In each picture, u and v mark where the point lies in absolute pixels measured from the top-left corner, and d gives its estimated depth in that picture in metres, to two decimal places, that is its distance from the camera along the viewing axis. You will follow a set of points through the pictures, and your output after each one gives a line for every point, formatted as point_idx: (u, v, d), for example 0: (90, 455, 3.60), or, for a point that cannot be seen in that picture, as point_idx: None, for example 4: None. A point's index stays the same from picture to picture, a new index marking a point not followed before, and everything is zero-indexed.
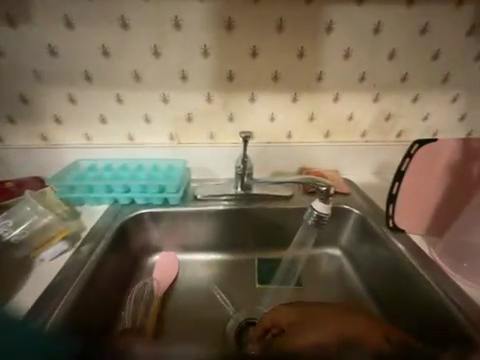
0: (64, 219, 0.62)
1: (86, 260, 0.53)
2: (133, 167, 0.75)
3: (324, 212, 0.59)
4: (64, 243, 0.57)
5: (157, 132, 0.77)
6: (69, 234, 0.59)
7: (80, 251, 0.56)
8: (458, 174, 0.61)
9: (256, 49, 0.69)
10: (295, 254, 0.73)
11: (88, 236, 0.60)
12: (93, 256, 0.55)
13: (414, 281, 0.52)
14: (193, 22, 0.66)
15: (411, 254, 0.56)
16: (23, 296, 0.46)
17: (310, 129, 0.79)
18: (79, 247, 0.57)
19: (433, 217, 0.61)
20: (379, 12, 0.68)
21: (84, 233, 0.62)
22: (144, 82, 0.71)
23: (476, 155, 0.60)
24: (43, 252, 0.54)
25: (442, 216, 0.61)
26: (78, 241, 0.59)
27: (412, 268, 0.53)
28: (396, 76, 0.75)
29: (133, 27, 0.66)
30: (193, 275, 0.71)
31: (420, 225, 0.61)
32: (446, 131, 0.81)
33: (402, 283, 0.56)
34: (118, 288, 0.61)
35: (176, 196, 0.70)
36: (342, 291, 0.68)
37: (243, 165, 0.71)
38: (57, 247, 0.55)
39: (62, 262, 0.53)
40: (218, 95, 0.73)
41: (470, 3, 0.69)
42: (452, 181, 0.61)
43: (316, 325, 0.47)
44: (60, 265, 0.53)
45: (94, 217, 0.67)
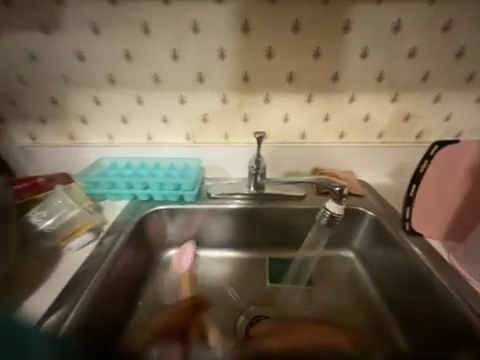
0: (90, 212, 0.65)
1: (105, 255, 0.56)
2: (152, 165, 0.78)
3: (337, 212, 0.60)
4: (90, 234, 0.61)
5: (174, 132, 0.80)
6: (94, 226, 0.63)
7: (103, 242, 0.60)
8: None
9: (272, 50, 0.70)
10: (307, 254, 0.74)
11: (110, 230, 0.64)
12: (112, 250, 0.58)
13: (429, 289, 0.51)
14: (211, 26, 0.68)
15: (427, 260, 0.55)
16: (51, 285, 0.51)
17: (325, 129, 0.79)
18: (102, 239, 0.61)
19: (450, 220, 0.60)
20: (398, 10, 0.66)
21: (106, 225, 0.66)
22: (163, 84, 0.74)
23: None
24: (71, 242, 0.59)
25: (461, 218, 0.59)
26: (102, 232, 0.64)
27: (428, 274, 0.52)
28: (416, 76, 0.73)
29: (153, 32, 0.69)
30: (206, 271, 0.73)
31: (436, 228, 0.60)
32: (469, 132, 0.78)
33: (416, 290, 0.54)
34: (136, 279, 0.65)
35: (191, 195, 0.72)
36: (354, 295, 0.67)
37: (257, 165, 0.73)
38: (83, 238, 0.60)
39: (87, 252, 0.58)
40: (234, 96, 0.75)
41: None
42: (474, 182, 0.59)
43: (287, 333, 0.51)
44: (84, 256, 0.57)
45: (115, 212, 0.71)
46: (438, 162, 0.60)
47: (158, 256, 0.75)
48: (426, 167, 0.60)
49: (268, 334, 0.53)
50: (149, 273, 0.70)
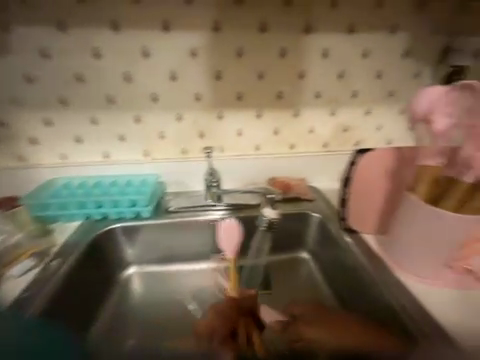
0: (35, 237, 0.66)
1: (50, 280, 0.57)
2: (107, 183, 0.79)
3: (272, 216, 0.73)
4: (31, 259, 0.60)
5: (132, 150, 0.82)
6: (38, 251, 0.63)
7: (49, 266, 0.60)
8: (397, 172, 0.66)
9: (219, 73, 0.76)
10: (257, 262, 0.79)
11: (58, 253, 0.64)
12: (57, 275, 0.58)
13: (367, 283, 0.59)
14: (160, 50, 0.72)
15: (363, 257, 0.63)
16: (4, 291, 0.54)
17: (276, 142, 0.87)
18: (48, 263, 0.61)
19: (377, 218, 0.68)
20: (326, 38, 0.76)
21: (55, 249, 0.65)
22: (117, 104, 0.76)
23: (409, 161, 0.64)
24: (10, 270, 0.57)
25: (384, 215, 0.68)
26: (46, 257, 0.62)
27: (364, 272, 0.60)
28: (348, 93, 0.83)
29: (104, 56, 0.71)
30: (169, 286, 0.76)
31: (366, 225, 0.69)
32: (399, 140, 0.89)
33: (357, 287, 0.62)
34: (91, 300, 0.65)
35: (148, 210, 0.74)
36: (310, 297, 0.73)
37: (211, 177, 0.79)
38: (24, 264, 0.59)
39: (27, 278, 0.57)
40: (188, 114, 0.80)
41: (403, 30, 0.77)
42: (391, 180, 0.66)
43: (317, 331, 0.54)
44: (27, 279, 0.57)
45: (64, 235, 0.69)
46: (362, 168, 0.68)
47: (117, 275, 0.75)
48: (351, 172, 0.69)
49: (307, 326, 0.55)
50: (108, 293, 0.70)
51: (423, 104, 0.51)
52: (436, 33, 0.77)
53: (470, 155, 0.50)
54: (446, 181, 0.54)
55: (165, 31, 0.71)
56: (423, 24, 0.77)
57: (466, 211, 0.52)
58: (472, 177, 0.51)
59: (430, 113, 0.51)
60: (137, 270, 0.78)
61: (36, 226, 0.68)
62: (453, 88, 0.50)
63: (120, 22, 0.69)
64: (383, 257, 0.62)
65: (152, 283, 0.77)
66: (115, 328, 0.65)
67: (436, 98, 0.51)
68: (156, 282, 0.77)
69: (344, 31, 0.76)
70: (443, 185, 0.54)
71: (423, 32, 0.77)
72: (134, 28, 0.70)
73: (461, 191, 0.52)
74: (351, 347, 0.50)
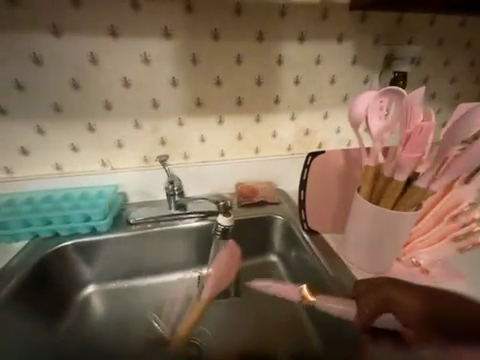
0: None
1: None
2: (58, 197, 0.75)
3: (227, 224, 0.68)
4: None
5: (88, 160, 0.78)
6: None
7: None
8: (347, 176, 0.73)
9: (175, 79, 0.75)
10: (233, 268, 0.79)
11: None
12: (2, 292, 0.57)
13: (327, 286, 0.61)
14: (109, 57, 0.70)
15: (323, 258, 0.65)
16: None
17: (241, 147, 0.87)
18: None
19: (334, 216, 0.74)
20: (279, 46, 0.78)
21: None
22: (67, 113, 0.72)
23: (357, 161, 0.73)
24: None
25: (339, 213, 0.74)
26: None
27: (327, 274, 0.62)
28: (305, 98, 0.86)
29: (46, 63, 0.67)
30: (133, 300, 0.75)
31: (324, 223, 0.74)
32: (356, 142, 0.94)
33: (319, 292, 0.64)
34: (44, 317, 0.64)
35: (105, 223, 0.72)
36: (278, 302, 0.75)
37: (172, 185, 0.78)
38: None
39: None
40: (146, 121, 0.78)
41: (350, 38, 0.81)
42: (343, 183, 0.73)
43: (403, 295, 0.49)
44: None
45: (4, 260, 0.66)
46: (316, 171, 0.73)
47: (74, 295, 0.73)
48: (307, 174, 0.73)
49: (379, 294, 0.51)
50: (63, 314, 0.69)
51: (359, 108, 0.55)
52: (379, 42, 0.83)
53: (398, 156, 0.53)
54: (385, 179, 0.56)
55: (113, 37, 0.68)
56: (367, 33, 0.82)
57: (402, 205, 0.56)
58: (405, 176, 0.53)
59: (365, 117, 0.55)
60: (96, 289, 0.76)
61: None
62: (385, 93, 0.54)
63: (62, 27, 0.65)
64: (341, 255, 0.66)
65: (115, 300, 0.75)
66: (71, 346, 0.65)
67: (370, 103, 0.55)
68: (118, 298, 0.76)
69: (294, 40, 0.78)
70: (382, 183, 0.57)
71: (368, 41, 0.83)
72: (79, 34, 0.67)
73: (397, 188, 0.55)
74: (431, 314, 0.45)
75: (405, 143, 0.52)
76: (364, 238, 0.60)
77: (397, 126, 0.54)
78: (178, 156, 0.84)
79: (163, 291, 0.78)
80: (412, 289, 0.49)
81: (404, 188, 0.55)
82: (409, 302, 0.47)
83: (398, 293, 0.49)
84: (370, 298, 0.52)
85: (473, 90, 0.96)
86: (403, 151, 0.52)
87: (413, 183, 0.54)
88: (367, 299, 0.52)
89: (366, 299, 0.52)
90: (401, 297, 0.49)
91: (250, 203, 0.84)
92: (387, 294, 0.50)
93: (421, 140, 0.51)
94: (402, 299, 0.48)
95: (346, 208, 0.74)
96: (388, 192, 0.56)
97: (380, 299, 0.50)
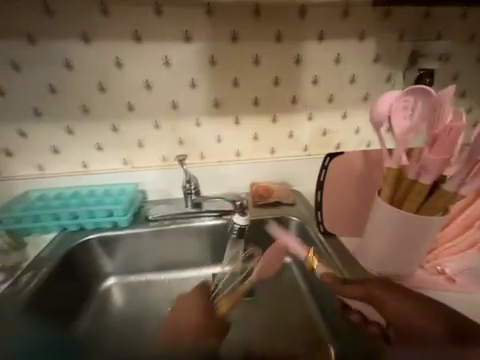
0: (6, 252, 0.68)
1: (13, 299, 0.57)
2: (84, 193, 0.79)
3: (244, 223, 0.69)
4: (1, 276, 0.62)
5: (111, 159, 0.82)
6: (10, 267, 0.65)
7: (19, 280, 0.61)
8: (366, 178, 0.72)
9: (194, 80, 0.77)
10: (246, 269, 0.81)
11: (29, 267, 0.65)
12: (22, 293, 0.59)
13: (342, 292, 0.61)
14: (133, 60, 0.73)
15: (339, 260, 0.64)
16: None
17: (258, 147, 0.88)
18: (19, 277, 0.62)
19: (351, 219, 0.73)
20: (298, 45, 0.78)
21: (24, 263, 0.66)
22: (93, 114, 0.76)
23: (376, 164, 0.71)
24: None
25: (357, 216, 0.72)
26: (19, 271, 0.64)
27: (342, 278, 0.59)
28: (324, 97, 0.84)
29: (75, 66, 0.71)
30: (150, 295, 0.78)
31: (341, 226, 0.73)
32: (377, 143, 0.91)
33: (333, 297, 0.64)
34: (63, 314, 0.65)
35: (126, 219, 0.75)
36: (293, 303, 0.75)
37: (189, 184, 0.80)
38: None
39: None
40: (166, 122, 0.80)
41: (372, 36, 0.79)
42: (361, 185, 0.72)
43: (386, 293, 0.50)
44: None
45: (35, 250, 0.71)
46: (333, 173, 0.72)
47: (96, 286, 0.77)
48: (324, 176, 0.72)
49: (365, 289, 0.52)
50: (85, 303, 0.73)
51: (382, 107, 0.54)
52: (404, 40, 0.80)
53: (423, 158, 0.51)
54: (409, 181, 0.54)
55: (136, 41, 0.71)
56: (391, 30, 0.79)
57: (426, 208, 0.53)
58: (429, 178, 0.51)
59: (388, 117, 0.54)
60: (116, 281, 0.80)
61: (5, 241, 0.71)
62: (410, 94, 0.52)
63: (90, 33, 0.69)
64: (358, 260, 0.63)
65: (134, 293, 0.79)
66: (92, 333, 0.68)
67: (394, 102, 0.53)
68: (136, 291, 0.79)
69: (314, 39, 0.77)
70: (405, 185, 0.54)
71: (391, 39, 0.80)
72: (106, 39, 0.70)
73: (421, 191, 0.52)
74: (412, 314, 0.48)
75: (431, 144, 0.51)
76: (383, 242, 0.58)
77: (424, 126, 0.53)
78: (196, 156, 0.86)
79: (179, 286, 0.81)
80: (402, 293, 0.50)
81: (430, 192, 0.53)
82: (400, 305, 0.48)
83: (384, 293, 0.50)
84: (359, 291, 0.52)
85: None
86: (430, 152, 0.50)
87: (441, 186, 0.52)
88: (355, 289, 0.53)
89: (354, 289, 0.53)
90: (388, 298, 0.50)
91: (265, 203, 0.85)
92: (373, 291, 0.51)
93: (448, 142, 0.49)
94: (389, 300, 0.49)
95: (364, 211, 0.72)
96: (412, 195, 0.53)
97: (367, 293, 0.51)
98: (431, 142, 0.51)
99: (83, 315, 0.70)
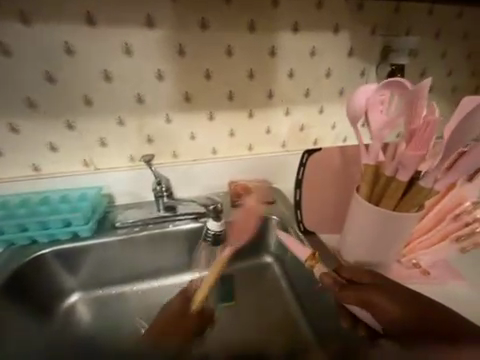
0: None
1: None
2: (36, 201, 0.69)
3: (218, 228, 0.65)
4: None
5: (69, 160, 0.73)
6: None
7: None
8: (344, 174, 0.70)
9: (161, 72, 0.70)
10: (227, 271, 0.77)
11: None
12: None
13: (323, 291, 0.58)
14: (87, 48, 0.64)
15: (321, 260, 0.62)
16: None
17: (233, 144, 0.83)
18: None
19: (331, 216, 0.71)
20: (272, 36, 0.74)
21: None
22: (44, 109, 0.67)
23: (353, 160, 0.70)
24: None
25: (336, 212, 0.71)
26: None
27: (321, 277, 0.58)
28: (300, 92, 0.81)
29: (17, 54, 0.61)
30: (121, 307, 0.71)
31: (322, 224, 0.71)
32: (353, 137, 0.91)
33: (314, 296, 0.61)
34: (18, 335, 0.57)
35: (87, 228, 0.67)
36: (274, 303, 0.72)
37: (160, 186, 0.73)
38: None
39: None
40: (131, 118, 0.72)
41: (346, 29, 0.77)
42: (339, 181, 0.71)
43: (381, 295, 0.48)
44: None
45: None
46: (312, 169, 0.69)
47: (56, 305, 0.68)
48: (302, 174, 0.69)
49: (360, 295, 0.49)
50: (44, 326, 0.63)
51: (359, 102, 0.51)
52: (376, 33, 0.80)
53: (401, 153, 0.50)
54: (386, 177, 0.52)
55: (91, 26, 0.63)
56: (364, 23, 0.78)
57: (404, 205, 0.52)
58: (407, 174, 0.50)
59: (365, 112, 0.51)
60: (81, 297, 0.71)
61: None
62: (387, 87, 0.50)
63: (34, 15, 0.59)
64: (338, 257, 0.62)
65: (100, 309, 0.70)
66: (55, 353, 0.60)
67: (371, 96, 0.51)
68: (105, 305, 0.71)
69: (288, 30, 0.74)
70: (382, 181, 0.53)
71: (364, 32, 0.79)
72: (53, 23, 0.61)
73: (397, 189, 0.51)
74: (404, 314, 0.46)
75: (409, 139, 0.50)
76: (363, 240, 0.56)
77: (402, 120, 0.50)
78: (167, 155, 0.79)
79: (153, 295, 0.74)
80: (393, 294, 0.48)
81: (406, 189, 0.52)
82: (391, 308, 0.47)
83: (376, 296, 0.48)
84: (353, 296, 0.50)
85: (471, 83, 0.94)
86: (407, 148, 0.49)
87: (417, 182, 0.51)
88: (349, 295, 0.50)
89: (347, 294, 0.51)
90: (381, 301, 0.48)
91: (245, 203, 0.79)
92: (366, 296, 0.49)
93: (425, 138, 0.48)
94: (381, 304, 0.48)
95: (343, 207, 0.71)
96: (389, 192, 0.52)
97: (360, 298, 0.49)
98: (408, 137, 0.50)
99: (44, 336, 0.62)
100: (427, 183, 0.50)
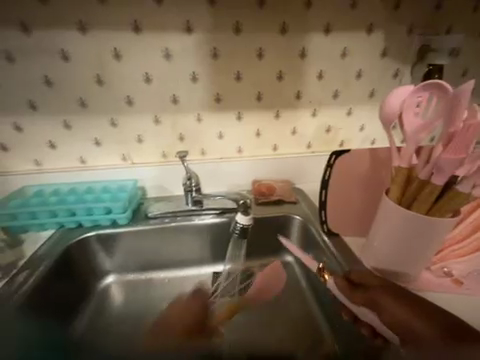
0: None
1: (5, 302, 0.54)
2: (82, 190, 0.78)
3: (246, 223, 0.66)
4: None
5: (109, 154, 0.80)
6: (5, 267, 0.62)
7: (15, 279, 0.59)
8: (372, 178, 0.70)
9: (195, 74, 0.74)
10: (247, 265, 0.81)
11: (24, 265, 0.63)
12: (16, 294, 0.56)
13: None
14: (131, 52, 0.70)
15: (344, 261, 0.62)
16: None
17: (260, 144, 0.86)
18: (14, 276, 0.60)
19: (356, 219, 0.71)
20: (303, 38, 0.74)
21: (21, 261, 0.64)
22: (91, 108, 0.74)
23: (383, 164, 0.69)
24: None
25: (362, 215, 0.71)
26: (13, 270, 0.62)
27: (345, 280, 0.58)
28: (328, 93, 0.82)
29: (72, 59, 0.69)
30: (150, 293, 0.77)
31: (346, 226, 0.71)
32: (382, 140, 0.89)
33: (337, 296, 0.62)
34: (57, 313, 0.63)
35: (124, 217, 0.74)
36: (295, 302, 0.73)
37: (189, 182, 0.77)
38: None
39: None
40: (165, 117, 0.78)
41: (380, 30, 0.76)
42: (367, 185, 0.70)
43: (392, 300, 0.51)
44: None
45: (32, 247, 0.69)
46: (338, 171, 0.69)
47: (94, 284, 0.75)
48: (329, 174, 0.69)
49: (369, 295, 0.52)
50: (82, 304, 0.70)
51: (393, 102, 0.51)
52: (413, 34, 0.77)
53: (437, 157, 0.48)
54: (419, 182, 0.51)
55: (136, 32, 0.68)
56: (400, 23, 0.76)
57: (437, 210, 0.51)
58: (442, 179, 0.48)
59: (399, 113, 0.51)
60: (115, 280, 0.78)
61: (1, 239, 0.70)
62: (423, 90, 0.49)
63: (87, 23, 0.66)
64: (361, 260, 0.62)
65: (130, 293, 0.76)
66: (89, 330, 0.67)
67: (406, 98, 0.50)
68: (135, 290, 0.77)
69: (320, 32, 0.74)
70: (415, 186, 0.52)
71: (400, 32, 0.77)
72: (103, 30, 0.67)
73: (431, 193, 0.50)
74: (414, 322, 0.47)
75: (445, 143, 0.48)
76: (390, 244, 0.55)
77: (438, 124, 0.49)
78: (197, 152, 0.84)
79: (179, 284, 0.79)
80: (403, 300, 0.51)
81: (440, 194, 0.50)
82: (400, 312, 0.49)
83: (386, 299, 0.51)
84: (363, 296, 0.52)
85: None
86: (445, 152, 0.47)
87: (453, 188, 0.49)
88: (359, 294, 0.53)
89: (357, 293, 0.53)
90: (390, 304, 0.50)
91: (267, 201, 0.83)
92: (375, 296, 0.51)
93: (464, 142, 0.46)
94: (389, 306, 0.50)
95: (370, 211, 0.71)
96: (423, 195, 0.51)
97: (369, 298, 0.52)
98: (445, 140, 0.48)
99: (80, 314, 0.69)
100: (463, 188, 0.48)
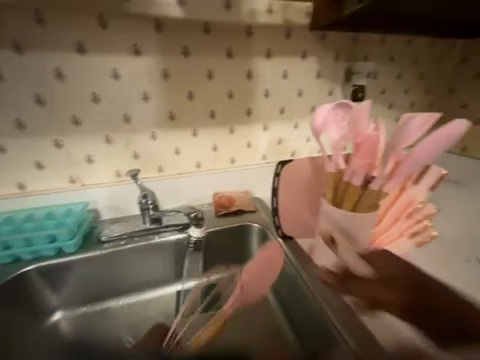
0: None
1: None
2: (21, 218, 0.71)
3: (200, 235, 0.73)
4: None
5: (55, 177, 0.75)
6: None
7: None
8: (314, 186, 0.72)
9: (147, 93, 0.75)
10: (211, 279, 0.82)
11: None
12: None
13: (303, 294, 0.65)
14: (76, 73, 0.68)
15: None
16: None
17: (217, 158, 0.89)
18: None
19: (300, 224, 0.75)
20: (248, 61, 0.81)
21: None
22: (31, 130, 0.69)
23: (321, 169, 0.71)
24: None
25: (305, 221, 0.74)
26: None
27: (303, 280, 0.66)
28: (276, 109, 0.90)
29: (8, 80, 0.64)
30: (108, 324, 0.71)
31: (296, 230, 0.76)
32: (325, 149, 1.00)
33: (298, 297, 0.67)
34: None
35: (71, 244, 0.69)
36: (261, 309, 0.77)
37: (145, 200, 0.76)
38: None
39: None
40: (117, 136, 0.77)
41: (313, 55, 0.87)
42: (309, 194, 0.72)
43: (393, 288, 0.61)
44: None
45: None
46: (284, 178, 0.74)
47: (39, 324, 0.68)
48: (277, 183, 0.75)
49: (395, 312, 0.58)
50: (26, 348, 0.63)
51: (317, 121, 0.58)
52: (339, 59, 0.90)
53: (352, 163, 0.56)
54: (344, 183, 0.58)
55: (80, 53, 0.67)
56: (328, 51, 0.88)
57: (362, 206, 0.56)
58: (359, 180, 0.55)
59: (323, 127, 0.57)
60: (64, 315, 0.71)
61: None
62: (338, 108, 0.58)
63: (24, 43, 0.63)
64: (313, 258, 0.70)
65: (85, 326, 0.70)
66: None
67: (327, 114, 0.58)
68: (90, 322, 0.71)
69: (262, 57, 0.82)
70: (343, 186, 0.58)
71: (329, 57, 0.89)
72: (42, 50, 0.65)
73: (355, 193, 0.56)
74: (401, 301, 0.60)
75: (354, 151, 0.56)
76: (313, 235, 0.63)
77: (351, 135, 0.57)
78: (153, 169, 0.83)
79: (139, 310, 0.76)
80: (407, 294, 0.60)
81: (363, 191, 0.56)
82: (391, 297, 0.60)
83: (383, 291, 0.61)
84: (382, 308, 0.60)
85: (423, 99, 1.09)
86: (356, 158, 0.55)
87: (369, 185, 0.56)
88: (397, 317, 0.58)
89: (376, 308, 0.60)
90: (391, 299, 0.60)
91: (227, 212, 0.86)
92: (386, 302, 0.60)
93: (370, 148, 0.55)
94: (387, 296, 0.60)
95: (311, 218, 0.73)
96: (349, 194, 0.57)
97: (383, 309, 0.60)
98: (355, 148, 0.56)
99: None
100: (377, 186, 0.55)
